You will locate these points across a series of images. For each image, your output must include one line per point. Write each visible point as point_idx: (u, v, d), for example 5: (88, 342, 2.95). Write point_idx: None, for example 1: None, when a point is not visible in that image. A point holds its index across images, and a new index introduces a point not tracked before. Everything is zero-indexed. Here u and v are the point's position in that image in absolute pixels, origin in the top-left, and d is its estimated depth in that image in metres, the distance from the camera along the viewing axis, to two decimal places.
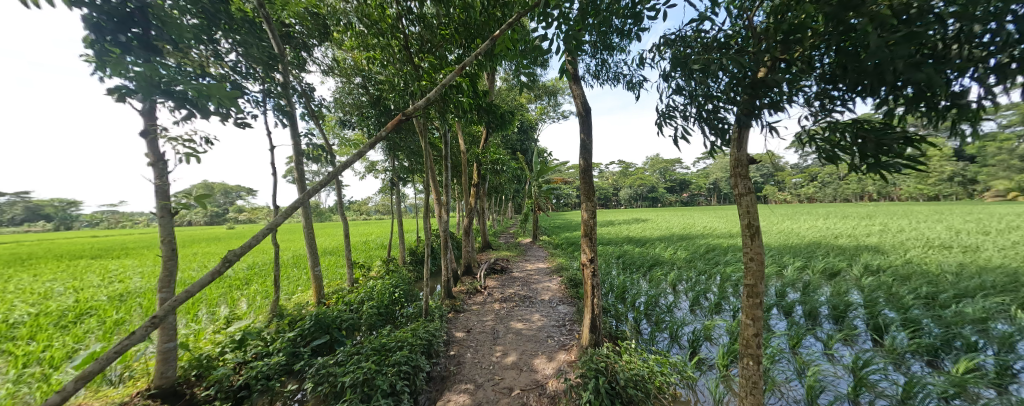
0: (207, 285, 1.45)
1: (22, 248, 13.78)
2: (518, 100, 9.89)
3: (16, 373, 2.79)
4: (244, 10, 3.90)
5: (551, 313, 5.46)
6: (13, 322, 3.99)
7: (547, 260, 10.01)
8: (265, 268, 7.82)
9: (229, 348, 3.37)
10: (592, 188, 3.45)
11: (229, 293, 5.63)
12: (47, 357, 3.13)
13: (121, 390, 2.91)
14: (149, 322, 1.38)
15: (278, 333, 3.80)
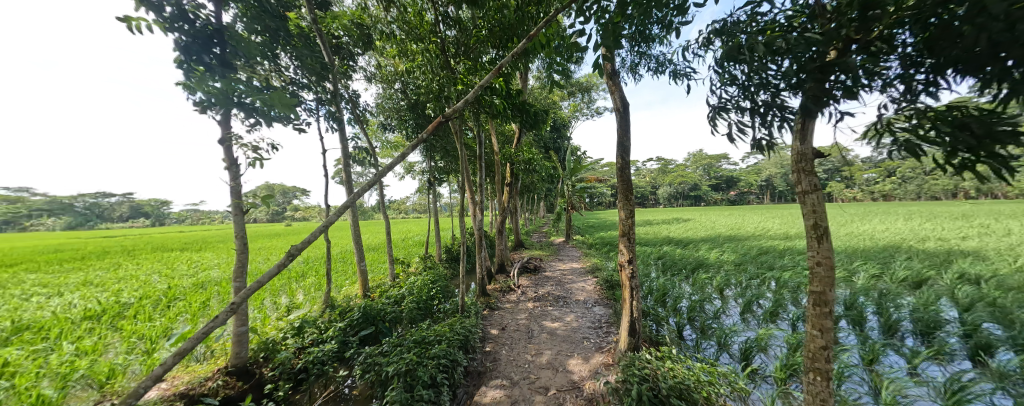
0: (275, 275, 1.67)
1: (130, 241, 16.61)
2: (551, 98, 9.86)
3: (128, 348, 3.47)
4: (301, 25, 4.44)
5: (586, 314, 5.36)
6: (124, 305, 4.90)
7: (580, 260, 9.85)
8: (318, 262, 8.64)
9: (290, 334, 3.86)
10: (631, 186, 3.34)
11: (288, 284, 6.35)
12: (149, 334, 3.82)
13: (206, 366, 3.47)
14: (230, 308, 1.63)
15: (331, 322, 4.22)
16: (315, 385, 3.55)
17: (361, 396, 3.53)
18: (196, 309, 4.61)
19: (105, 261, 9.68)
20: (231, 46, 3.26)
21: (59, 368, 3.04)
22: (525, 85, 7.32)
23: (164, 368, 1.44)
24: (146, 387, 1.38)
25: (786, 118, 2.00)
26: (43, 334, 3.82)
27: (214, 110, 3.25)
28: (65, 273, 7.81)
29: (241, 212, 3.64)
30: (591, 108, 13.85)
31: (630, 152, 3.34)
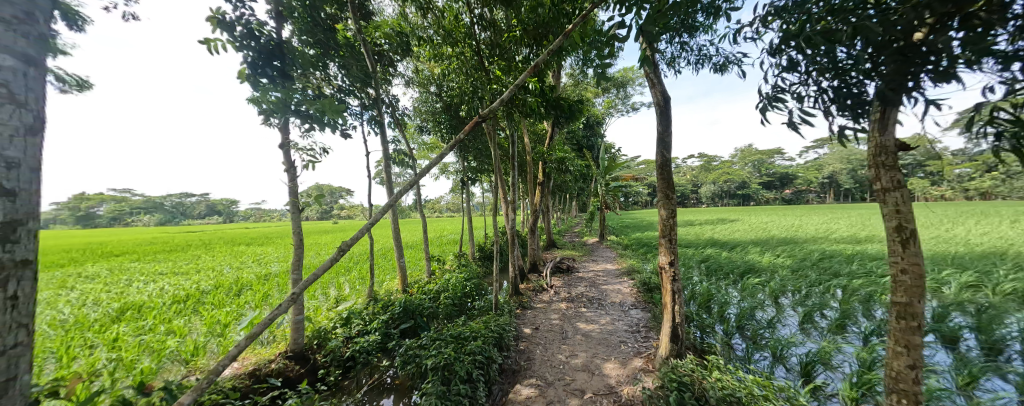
0: (330, 268, 1.79)
1: (203, 237, 18.78)
2: (585, 95, 9.62)
3: (207, 330, 3.93)
4: (347, 35, 4.72)
5: (622, 317, 5.17)
6: (203, 292, 5.57)
7: (615, 261, 9.53)
8: (361, 258, 9.17)
9: (339, 324, 4.15)
10: (673, 185, 3.14)
11: (336, 277, 6.82)
12: (223, 318, 4.30)
13: (269, 349, 3.84)
14: (291, 298, 1.78)
15: (374, 314, 4.46)
16: (361, 373, 3.79)
17: (401, 386, 3.73)
18: (260, 298, 5.13)
19: (186, 254, 11.04)
20: (289, 59, 3.57)
21: (154, 346, 3.50)
22: (557, 83, 7.21)
23: (238, 350, 1.59)
24: (224, 365, 1.53)
25: (862, 103, 1.78)
26: (142, 315, 4.43)
27: (275, 118, 3.58)
28: (157, 263, 9.03)
29: (298, 210, 3.98)
30: (626, 104, 13.36)
31: (671, 149, 3.15)
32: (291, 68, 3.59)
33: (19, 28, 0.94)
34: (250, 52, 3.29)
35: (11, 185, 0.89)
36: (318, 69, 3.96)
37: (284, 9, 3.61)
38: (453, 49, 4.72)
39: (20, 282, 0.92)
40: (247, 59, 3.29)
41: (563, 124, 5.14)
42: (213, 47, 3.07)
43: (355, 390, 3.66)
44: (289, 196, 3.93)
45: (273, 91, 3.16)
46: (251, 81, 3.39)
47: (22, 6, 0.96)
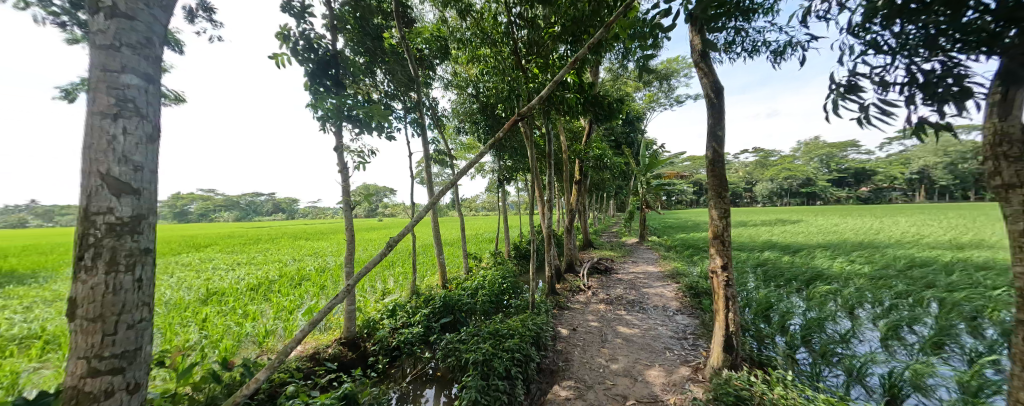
0: (380, 261, 1.89)
1: (267, 232, 20.92)
2: (624, 89, 9.23)
3: (274, 316, 4.37)
4: (393, 44, 4.97)
5: (666, 322, 4.90)
6: (270, 281, 6.21)
7: (657, 263, 9.05)
8: (403, 253, 9.61)
9: (385, 316, 4.40)
10: (726, 184, 2.88)
11: (382, 271, 7.24)
12: (286, 305, 4.75)
13: (325, 335, 4.17)
14: (347, 289, 1.91)
15: (417, 307, 4.66)
16: (405, 363, 3.98)
17: (442, 377, 3.87)
18: (317, 288, 5.61)
19: (256, 247, 12.38)
20: (342, 68, 3.85)
21: (233, 327, 3.96)
22: (596, 79, 7.00)
23: (303, 335, 1.72)
24: (292, 347, 1.67)
25: (967, 87, 1.45)
26: (222, 300, 5.03)
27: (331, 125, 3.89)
28: (233, 255, 10.22)
29: (349, 208, 4.28)
30: (669, 97, 12.63)
31: (724, 144, 2.90)
32: (343, 76, 3.87)
33: (141, 53, 1.09)
34: (310, 64, 3.61)
35: (139, 185, 1.06)
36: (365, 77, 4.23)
37: (337, 21, 3.90)
38: (490, 49, 4.76)
39: (143, 268, 1.09)
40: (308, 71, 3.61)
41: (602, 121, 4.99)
42: (280, 61, 3.41)
43: (400, 378, 3.86)
44: (342, 195, 4.25)
45: (329, 99, 3.43)
46: (311, 91, 3.71)
47: (142, 33, 1.10)
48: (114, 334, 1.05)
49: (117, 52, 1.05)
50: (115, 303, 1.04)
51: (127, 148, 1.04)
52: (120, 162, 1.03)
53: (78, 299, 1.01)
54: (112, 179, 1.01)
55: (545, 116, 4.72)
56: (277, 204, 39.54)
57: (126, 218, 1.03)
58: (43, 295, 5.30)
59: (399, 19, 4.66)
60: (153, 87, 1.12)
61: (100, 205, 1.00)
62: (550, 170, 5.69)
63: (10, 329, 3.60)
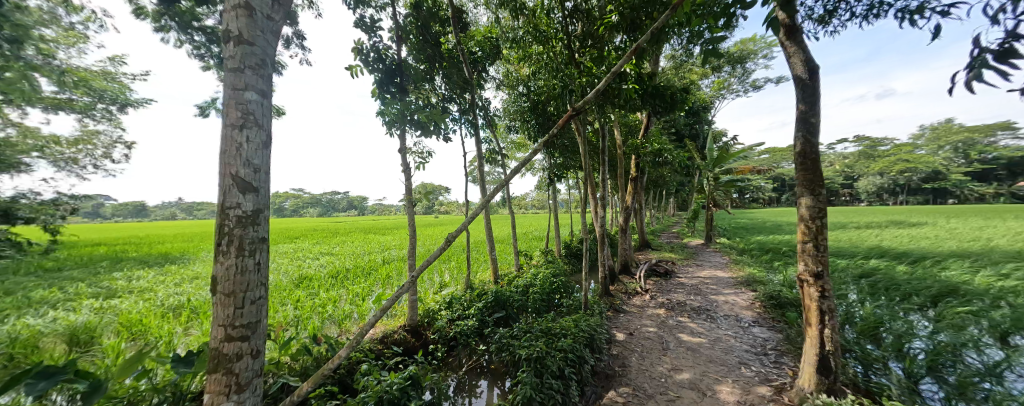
0: (440, 255, 1.99)
1: (342, 226, 23.52)
2: (688, 77, 8.44)
3: (350, 301, 4.90)
4: (450, 49, 5.17)
5: (740, 334, 4.39)
6: (345, 270, 6.98)
7: (727, 268, 8.17)
8: (458, 249, 10.04)
9: (443, 307, 4.67)
10: (821, 179, 2.46)
11: (439, 265, 7.67)
12: (359, 292, 5.30)
13: (392, 321, 4.55)
14: (411, 280, 2.05)
15: (471, 301, 4.85)
16: (461, 353, 4.15)
17: (495, 370, 3.97)
18: (385, 279, 6.15)
19: (334, 239, 13.99)
20: (405, 76, 4.14)
21: (318, 308, 4.53)
22: (656, 69, 6.52)
23: (374, 320, 1.89)
24: (366, 331, 1.85)
25: None
26: (309, 285, 5.77)
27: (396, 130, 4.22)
28: (317, 245, 11.67)
29: (411, 205, 4.60)
30: (743, 82, 11.28)
31: (818, 132, 2.48)
32: (406, 83, 4.17)
33: (259, 73, 1.29)
34: (379, 74, 3.96)
35: (256, 183, 1.26)
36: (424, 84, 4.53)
37: (401, 31, 4.21)
38: (542, 46, 4.70)
39: (261, 254, 1.29)
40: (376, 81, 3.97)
41: (662, 115, 4.67)
42: (355, 72, 3.80)
43: (457, 367, 4.04)
44: (405, 194, 4.58)
45: (393, 107, 3.73)
46: (379, 99, 4.06)
47: (259, 56, 1.29)
48: (241, 308, 1.27)
49: (242, 74, 1.25)
50: (242, 282, 1.26)
51: (249, 154, 1.25)
52: (245, 165, 1.23)
53: (217, 277, 1.23)
54: (238, 180, 1.22)
55: (598, 112, 4.51)
56: (351, 202, 44.16)
57: (247, 212, 1.24)
58: (185, 273, 6.64)
59: (455, 25, 4.84)
60: (265, 102, 1.31)
61: (229, 200, 1.21)
62: (602, 167, 5.44)
63: (165, 299, 4.57)
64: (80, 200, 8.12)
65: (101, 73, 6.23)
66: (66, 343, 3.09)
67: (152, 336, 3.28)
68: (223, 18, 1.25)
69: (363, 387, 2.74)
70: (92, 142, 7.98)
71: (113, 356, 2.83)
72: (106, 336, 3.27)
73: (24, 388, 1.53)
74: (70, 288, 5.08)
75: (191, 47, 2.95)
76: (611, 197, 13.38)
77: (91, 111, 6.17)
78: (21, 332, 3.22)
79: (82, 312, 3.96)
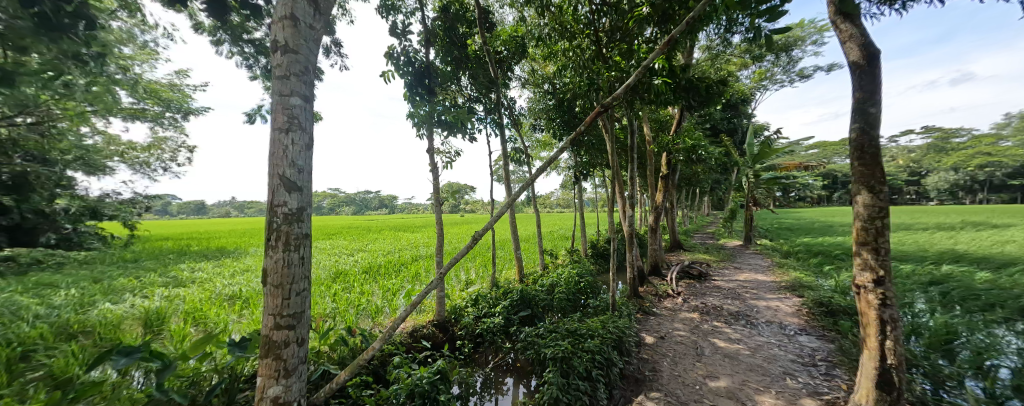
0: (467, 253, 2.03)
1: (373, 224, 24.56)
2: (725, 69, 7.95)
3: (382, 295, 5.12)
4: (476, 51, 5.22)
5: (784, 342, 4.08)
6: (377, 266, 7.30)
7: (768, 271, 7.64)
8: (484, 247, 10.16)
9: (469, 305, 4.75)
10: (884, 174, 2.22)
11: (465, 263, 7.81)
12: (389, 287, 5.51)
13: (421, 315, 4.70)
14: (439, 277, 2.09)
15: (497, 298, 4.91)
16: (488, 350, 4.20)
17: (521, 368, 3.98)
18: (414, 275, 6.37)
19: (367, 236, 14.65)
20: (433, 77, 4.24)
21: (354, 301, 4.78)
22: (689, 61, 6.21)
23: (405, 315, 1.96)
24: (397, 325, 1.92)
25: None
26: (344, 279, 6.09)
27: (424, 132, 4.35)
28: (351, 242, 12.29)
29: (438, 203, 4.69)
30: (788, 72, 10.46)
31: (878, 122, 2.24)
32: (433, 84, 4.27)
33: (303, 80, 1.38)
34: (408, 78, 4.08)
35: (299, 183, 1.35)
36: (451, 84, 4.64)
37: (430, 35, 4.32)
38: (568, 42, 4.61)
39: (305, 248, 1.38)
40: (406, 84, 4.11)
41: (695, 110, 4.46)
42: (387, 76, 3.96)
43: (483, 363, 4.09)
44: (433, 193, 4.70)
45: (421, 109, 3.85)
46: (410, 100, 4.19)
47: (303, 63, 1.37)
48: (288, 299, 1.36)
49: (288, 81, 1.34)
50: (288, 275, 1.35)
51: (294, 155, 1.33)
52: (290, 165, 1.32)
53: (267, 269, 1.33)
54: (285, 180, 1.31)
55: (627, 108, 4.37)
56: (383, 201, 46.20)
57: (292, 210, 1.32)
58: (237, 266, 7.25)
59: (481, 26, 4.88)
60: (308, 106, 1.38)
61: (277, 198, 1.30)
62: (631, 164, 5.26)
63: (221, 289, 5.02)
64: (152, 199, 9.16)
65: (168, 85, 6.95)
66: (141, 325, 3.48)
67: (210, 322, 3.62)
68: (272, 29, 1.34)
69: (394, 379, 2.85)
70: (161, 147, 8.93)
71: (180, 337, 3.16)
72: (172, 321, 3.64)
73: (109, 363, 1.74)
74: (144, 277, 5.73)
75: (242, 59, 3.21)
76: (640, 196, 12.94)
77: (161, 118, 6.94)
78: (106, 314, 3.68)
79: (153, 299, 4.44)
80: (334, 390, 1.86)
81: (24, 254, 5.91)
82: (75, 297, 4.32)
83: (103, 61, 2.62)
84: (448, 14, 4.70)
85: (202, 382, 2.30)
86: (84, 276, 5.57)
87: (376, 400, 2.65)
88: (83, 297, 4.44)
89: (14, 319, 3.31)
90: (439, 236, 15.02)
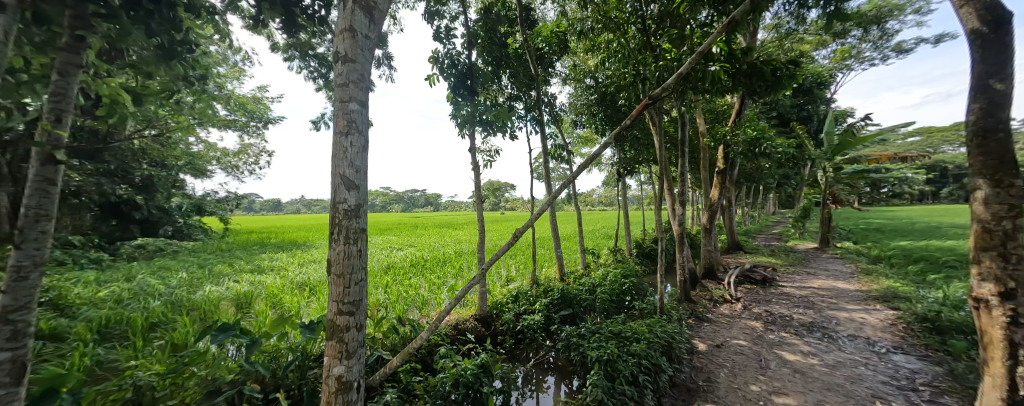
0: (508, 251, 2.05)
1: (419, 220, 25.92)
2: (797, 49, 7.05)
3: (428, 288, 5.40)
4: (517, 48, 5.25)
5: (871, 360, 3.56)
6: (423, 260, 7.71)
7: (850, 279, 6.70)
8: (525, 245, 10.21)
9: (510, 302, 4.85)
10: (1017, 165, 1.82)
11: (507, 260, 7.93)
12: (434, 281, 5.79)
13: (464, 309, 4.88)
14: (481, 274, 2.14)
15: (537, 297, 4.93)
16: (529, 348, 4.21)
17: (562, 367, 3.94)
18: (457, 270, 6.63)
19: (415, 233, 15.50)
20: (475, 78, 4.36)
21: (403, 292, 5.11)
22: (753, 43, 5.63)
23: (449, 308, 2.05)
24: (442, 317, 2.01)
25: None
26: (395, 272, 6.52)
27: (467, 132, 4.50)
28: (401, 238, 13.08)
29: (480, 201, 4.79)
30: (880, 47, 9.02)
31: (1007, 101, 1.85)
32: (475, 85, 4.38)
33: (360, 86, 1.48)
34: (452, 81, 4.24)
35: (357, 182, 1.47)
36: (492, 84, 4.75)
37: (472, 36, 4.43)
38: (612, 34, 4.43)
39: (362, 241, 1.49)
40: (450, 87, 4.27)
41: (758, 98, 4.05)
42: (432, 80, 4.15)
43: (525, 360, 4.11)
44: (476, 190, 4.84)
45: (464, 110, 3.98)
46: (454, 102, 4.35)
47: (360, 72, 1.48)
48: (348, 287, 1.49)
49: (347, 88, 1.45)
50: (348, 265, 1.48)
51: (352, 157, 1.45)
52: (349, 166, 1.44)
53: (331, 260, 1.48)
54: (345, 179, 1.43)
55: (677, 99, 4.09)
56: (428, 199, 48.86)
57: (351, 206, 1.44)
58: (306, 257, 8.12)
59: (522, 23, 4.88)
60: (365, 111, 1.49)
61: (339, 196, 1.43)
62: (682, 159, 4.88)
63: (293, 278, 5.67)
64: (240, 198, 10.58)
65: (252, 98, 7.95)
66: (233, 306, 4.05)
67: (285, 305, 4.10)
68: (334, 42, 1.46)
69: (440, 369, 2.97)
70: (246, 152, 10.25)
71: (262, 317, 3.63)
72: (256, 304, 4.18)
73: (211, 337, 2.06)
74: (235, 265, 6.67)
75: (308, 73, 3.58)
76: (693, 194, 12.06)
77: (247, 127, 7.98)
78: (208, 295, 4.35)
79: (242, 284, 5.14)
80: (387, 374, 2.02)
81: (150, 243, 7.18)
82: (185, 280, 5.15)
83: (204, 80, 3.09)
84: (490, 15, 4.77)
85: (280, 358, 2.61)
86: (192, 262, 6.64)
87: (424, 387, 2.78)
88: (191, 279, 5.30)
89: (144, 296, 4.04)
90: (481, 233, 15.41)
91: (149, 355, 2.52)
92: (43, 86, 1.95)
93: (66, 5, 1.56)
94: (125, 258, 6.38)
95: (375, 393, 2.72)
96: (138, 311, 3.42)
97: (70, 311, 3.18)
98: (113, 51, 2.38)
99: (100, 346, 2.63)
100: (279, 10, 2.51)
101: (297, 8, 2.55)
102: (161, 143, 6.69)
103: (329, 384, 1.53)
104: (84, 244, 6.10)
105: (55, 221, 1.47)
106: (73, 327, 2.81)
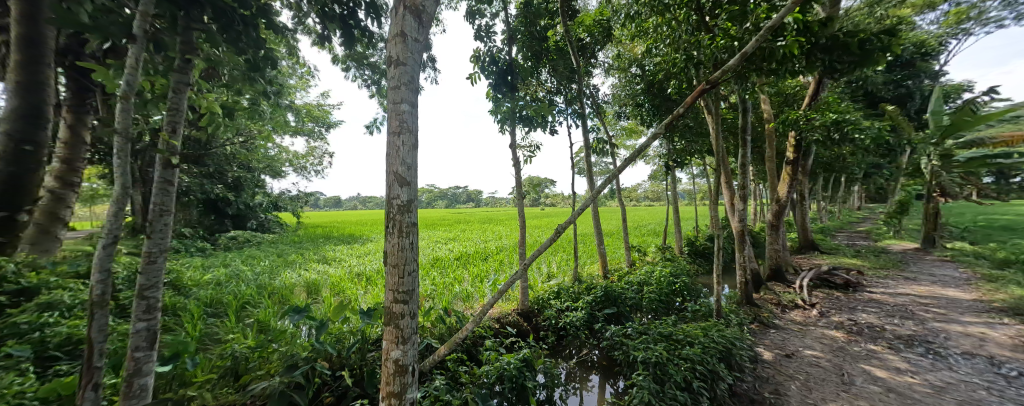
0: (550, 246, 2.03)
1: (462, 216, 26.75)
2: (892, 15, 6.00)
3: (471, 281, 5.56)
4: (557, 40, 5.15)
5: (995, 385, 2.97)
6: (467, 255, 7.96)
7: (964, 286, 5.63)
8: (567, 241, 10.07)
9: (551, 297, 4.83)
10: None
11: (549, 256, 7.89)
12: (477, 275, 5.95)
13: (506, 304, 4.95)
14: (524, 268, 2.14)
15: (580, 294, 4.87)
16: (572, 344, 4.15)
17: (606, 367, 3.83)
18: (499, 265, 6.75)
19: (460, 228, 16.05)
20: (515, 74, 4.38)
21: (449, 284, 5.35)
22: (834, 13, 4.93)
23: (494, 301, 2.08)
24: (487, 310, 2.04)
25: None
26: (440, 265, 6.82)
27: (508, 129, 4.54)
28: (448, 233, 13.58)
29: (521, 196, 4.81)
30: (1010, 4, 7.38)
31: None
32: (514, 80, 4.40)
33: (410, 88, 1.56)
34: (492, 80, 4.30)
35: (408, 179, 1.55)
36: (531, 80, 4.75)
37: (512, 32, 4.42)
38: (661, 17, 4.14)
39: (413, 235, 1.58)
40: (491, 86, 4.34)
41: (838, 77, 3.58)
42: (475, 79, 4.25)
43: (568, 357, 4.06)
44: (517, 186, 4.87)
45: (504, 107, 4.02)
46: (495, 100, 4.40)
47: (409, 74, 1.55)
48: (403, 277, 1.59)
49: (399, 91, 1.53)
50: (402, 257, 1.57)
51: (405, 154, 1.53)
52: (401, 164, 1.53)
53: (388, 252, 1.58)
54: (399, 175, 1.53)
55: (736, 84, 3.73)
56: (471, 195, 50.53)
57: (403, 202, 1.53)
58: (363, 250, 8.82)
59: (564, 14, 4.78)
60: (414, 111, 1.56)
61: (393, 192, 1.53)
62: (743, 149, 4.43)
63: (351, 268, 6.19)
64: (308, 196, 11.76)
65: (316, 106, 8.78)
66: (304, 292, 4.55)
67: (345, 293, 4.50)
68: (387, 48, 1.56)
69: (485, 361, 3.06)
70: (312, 154, 11.34)
71: (326, 302, 4.02)
72: (323, 290, 4.65)
73: (288, 316, 2.34)
74: (304, 255, 7.46)
75: (363, 80, 3.86)
76: (755, 186, 10.95)
77: (313, 131, 8.82)
78: (283, 280, 4.93)
79: (310, 272, 5.75)
80: (437, 361, 2.11)
81: (240, 235, 8.31)
82: (266, 267, 5.90)
83: (279, 92, 3.47)
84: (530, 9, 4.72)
85: (345, 339, 2.88)
86: (271, 252, 7.55)
87: (470, 377, 2.89)
88: (270, 266, 6.04)
89: (236, 280, 4.70)
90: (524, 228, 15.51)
91: (241, 331, 2.93)
92: (160, 103, 2.33)
93: (178, 33, 1.84)
94: (222, 247, 7.48)
95: (425, 379, 2.89)
96: (230, 293, 3.99)
97: (184, 290, 3.83)
98: (210, 71, 2.75)
99: (206, 321, 3.12)
100: (338, 25, 2.72)
101: (353, 22, 2.74)
102: (247, 148, 7.69)
103: (388, 367, 1.65)
104: (193, 235, 7.27)
105: (174, 215, 1.76)
106: (185, 304, 3.37)
